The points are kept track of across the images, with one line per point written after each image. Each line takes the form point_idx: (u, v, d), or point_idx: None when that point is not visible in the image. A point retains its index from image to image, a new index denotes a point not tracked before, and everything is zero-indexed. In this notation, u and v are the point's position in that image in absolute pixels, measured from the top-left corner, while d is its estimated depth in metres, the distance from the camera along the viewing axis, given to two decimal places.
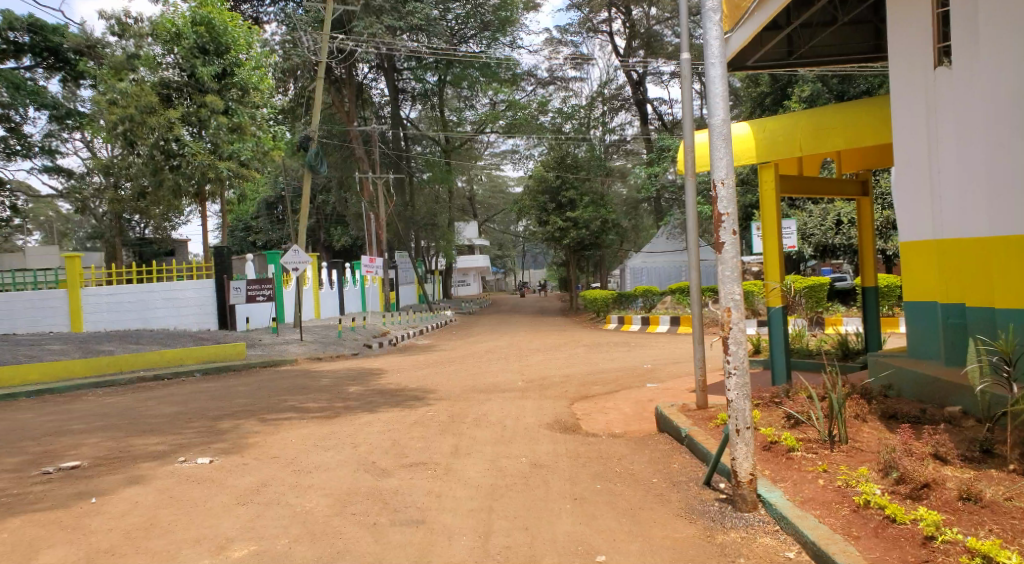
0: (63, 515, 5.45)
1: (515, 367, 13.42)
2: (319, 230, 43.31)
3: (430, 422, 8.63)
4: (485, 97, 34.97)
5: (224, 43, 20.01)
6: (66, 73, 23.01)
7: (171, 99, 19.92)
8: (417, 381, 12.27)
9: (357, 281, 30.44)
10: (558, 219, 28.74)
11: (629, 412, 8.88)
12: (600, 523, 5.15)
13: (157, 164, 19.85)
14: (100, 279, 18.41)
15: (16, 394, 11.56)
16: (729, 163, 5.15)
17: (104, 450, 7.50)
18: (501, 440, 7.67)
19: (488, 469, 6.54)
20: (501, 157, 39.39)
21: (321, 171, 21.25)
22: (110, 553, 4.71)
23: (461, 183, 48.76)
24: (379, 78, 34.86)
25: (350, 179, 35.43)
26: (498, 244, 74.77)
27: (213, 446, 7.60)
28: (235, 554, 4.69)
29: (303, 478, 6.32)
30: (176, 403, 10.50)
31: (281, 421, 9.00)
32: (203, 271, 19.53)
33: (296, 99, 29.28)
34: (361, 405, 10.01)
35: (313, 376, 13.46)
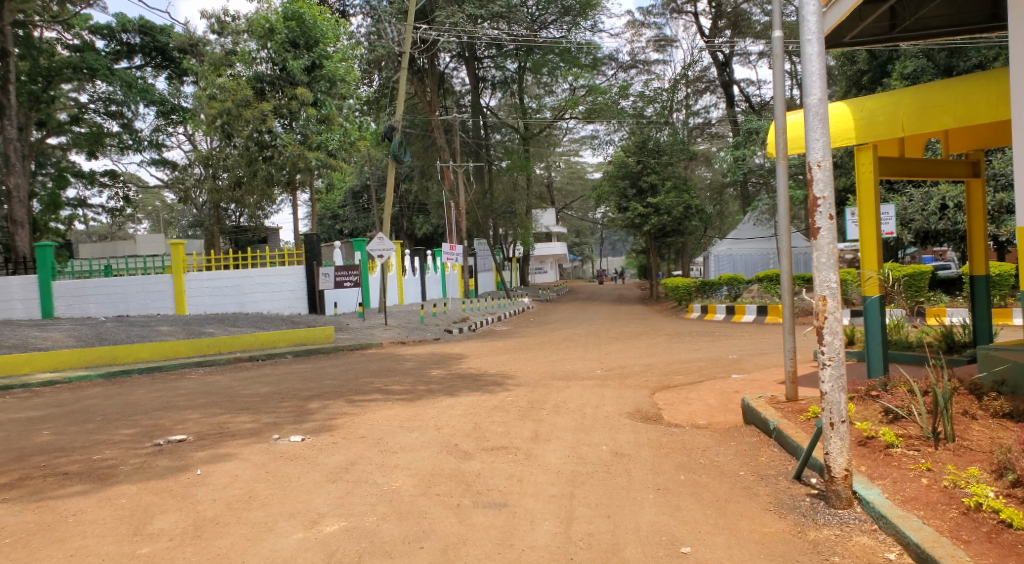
0: (172, 484, 5.75)
1: (595, 355, 13.32)
2: (403, 218, 44.25)
3: (510, 407, 8.68)
4: (565, 82, 34.83)
5: (314, 37, 20.63)
6: (172, 71, 24.24)
7: (264, 92, 20.67)
8: (497, 366, 12.34)
9: (438, 269, 30.77)
10: (639, 205, 28.36)
11: (714, 402, 8.66)
12: (685, 515, 5.05)
13: (251, 155, 20.74)
14: (200, 265, 19.28)
15: (130, 371, 12.31)
16: (826, 144, 4.92)
17: (206, 426, 7.88)
18: (581, 427, 7.63)
19: (568, 456, 6.52)
20: (580, 142, 39.11)
21: (405, 161, 21.59)
22: (215, 522, 4.95)
23: (540, 172, 48.60)
24: (460, 67, 35.22)
25: (431, 168, 35.91)
26: (576, 230, 74.56)
27: (305, 425, 7.87)
28: (327, 529, 4.84)
29: (389, 458, 6.47)
30: (270, 383, 10.93)
31: (367, 403, 9.24)
32: (293, 257, 20.22)
33: (380, 90, 29.84)
34: (443, 389, 10.14)
35: (397, 359, 13.77)
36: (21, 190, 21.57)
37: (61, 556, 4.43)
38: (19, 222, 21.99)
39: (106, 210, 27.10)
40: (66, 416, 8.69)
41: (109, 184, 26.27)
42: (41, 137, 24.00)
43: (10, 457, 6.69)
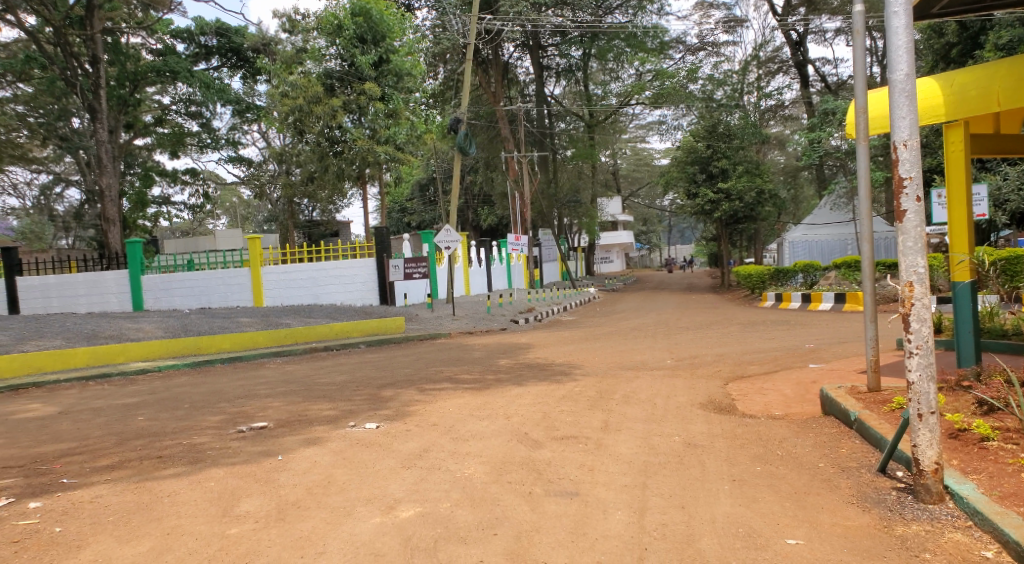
0: (257, 468, 5.98)
1: (665, 345, 13.14)
2: (468, 210, 44.62)
3: (579, 397, 8.66)
4: (631, 68, 34.26)
5: (381, 31, 20.92)
6: (246, 70, 25.00)
7: (334, 88, 21.14)
8: (565, 356, 12.31)
9: (503, 259, 30.78)
10: (709, 191, 27.77)
11: (791, 393, 8.42)
12: (762, 507, 4.93)
13: (323, 151, 21.33)
14: (276, 259, 19.87)
15: (213, 360, 12.82)
16: (913, 122, 4.70)
17: (286, 413, 8.15)
18: (653, 418, 7.55)
19: (640, 446, 6.46)
20: (647, 128, 38.50)
21: (471, 152, 21.69)
22: (297, 506, 5.12)
23: (606, 160, 48.05)
24: (524, 56, 35.21)
25: (496, 158, 36.05)
26: (643, 218, 73.52)
27: (380, 413, 8.03)
28: (403, 514, 4.94)
29: (461, 445, 6.55)
30: (345, 372, 11.22)
31: (437, 391, 9.37)
32: (365, 251, 20.61)
33: (446, 83, 30.15)
34: (512, 379, 10.19)
35: (466, 348, 13.92)
36: (113, 190, 22.76)
37: (159, 535, 4.67)
38: (110, 220, 23.23)
39: (187, 207, 28.28)
40: (158, 403, 9.12)
41: (190, 182, 27.41)
42: (130, 138, 25.25)
43: (109, 441, 7.07)
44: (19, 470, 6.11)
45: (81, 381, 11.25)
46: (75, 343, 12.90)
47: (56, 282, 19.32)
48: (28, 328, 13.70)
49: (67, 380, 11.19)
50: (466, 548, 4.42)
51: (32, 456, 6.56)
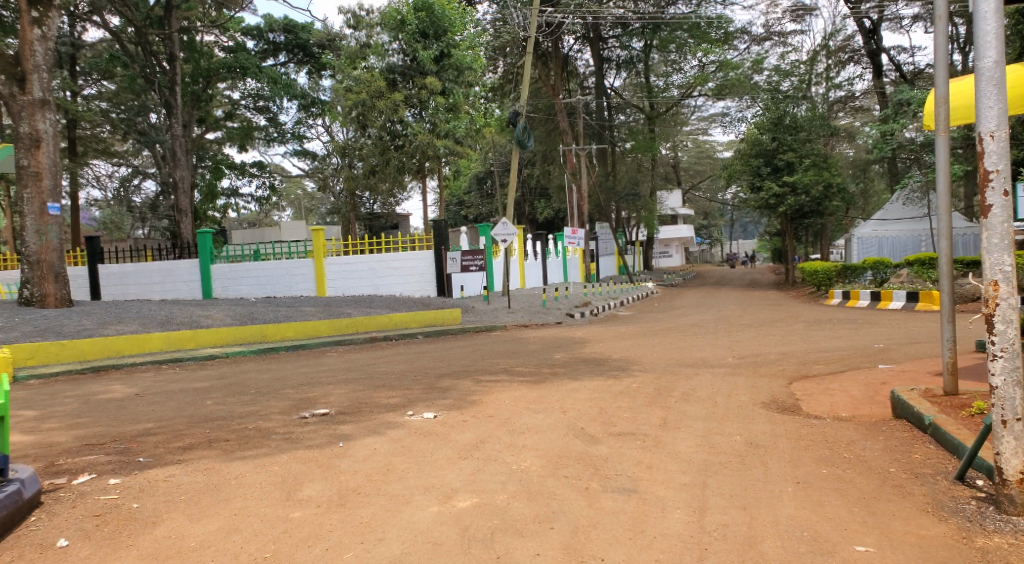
0: (318, 454, 6.09)
1: (726, 342, 12.84)
2: (525, 203, 44.70)
3: (637, 394, 8.53)
4: (694, 60, 33.60)
5: (442, 26, 21.05)
6: (312, 66, 25.45)
7: (396, 83, 21.41)
8: (622, 351, 12.18)
9: (559, 253, 30.60)
10: (774, 184, 27.21)
11: (859, 394, 8.11)
12: (829, 510, 4.76)
13: (384, 144, 21.68)
14: (339, 250, 20.25)
15: (278, 347, 13.14)
16: (1001, 112, 4.45)
17: (347, 401, 8.29)
18: (713, 416, 7.39)
19: (700, 445, 6.33)
20: (709, 120, 37.71)
21: (529, 146, 21.58)
22: (358, 492, 5.20)
23: (666, 152, 47.29)
24: (585, 49, 35.04)
25: (554, 152, 36.00)
26: (704, 212, 72.09)
27: (438, 403, 8.09)
28: (461, 504, 4.95)
29: (517, 438, 6.54)
30: (403, 362, 11.34)
31: (494, 383, 9.39)
32: (423, 243, 20.80)
33: (505, 76, 30.27)
34: (569, 373, 10.13)
35: (522, 341, 13.91)
36: (186, 182, 23.55)
37: (226, 515, 4.80)
38: (183, 211, 24.06)
39: (254, 199, 29.07)
40: (225, 388, 9.41)
41: (257, 174, 28.22)
42: (202, 132, 26.16)
43: (181, 423, 7.32)
44: (98, 448, 6.37)
45: (155, 365, 11.68)
46: (150, 329, 13.40)
47: (134, 270, 20.05)
48: (108, 313, 14.29)
49: (143, 363, 11.63)
50: (523, 540, 4.41)
51: (110, 435, 6.83)
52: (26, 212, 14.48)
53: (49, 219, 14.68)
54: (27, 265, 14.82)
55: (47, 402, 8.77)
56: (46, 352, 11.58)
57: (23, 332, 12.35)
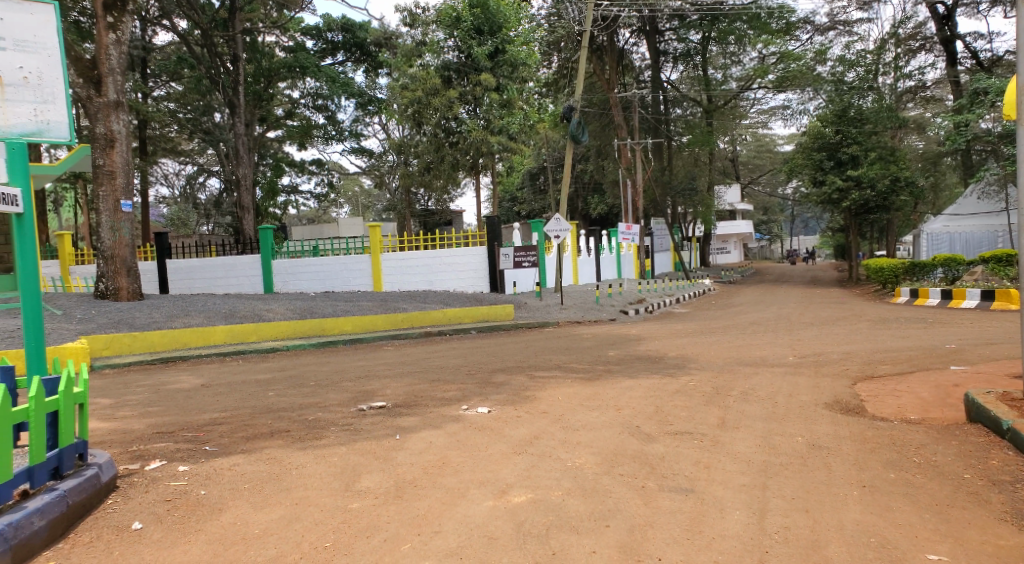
0: (376, 447, 6.17)
1: (786, 341, 12.52)
2: (579, 198, 44.50)
3: (694, 392, 8.39)
4: (754, 51, 32.86)
5: (497, 22, 21.05)
6: (369, 64, 25.75)
7: (451, 80, 21.48)
8: (678, 349, 12.00)
9: (613, 249, 30.22)
10: (837, 178, 26.55)
11: (929, 396, 7.81)
12: (897, 516, 4.60)
13: (439, 142, 21.92)
14: (394, 246, 20.54)
15: (336, 341, 13.39)
16: None
17: (404, 394, 8.39)
18: (774, 416, 7.22)
19: (760, 445, 6.19)
20: (769, 113, 36.79)
21: (583, 140, 21.39)
22: (415, 485, 5.25)
23: (724, 146, 46.40)
24: (641, 42, 34.66)
25: (608, 147, 35.74)
26: (763, 206, 70.40)
27: (493, 398, 8.11)
28: (516, 499, 4.95)
29: (572, 435, 6.50)
30: (457, 357, 11.40)
31: (548, 379, 9.37)
32: (476, 239, 20.63)
33: (559, 71, 30.11)
34: (624, 370, 10.03)
35: (576, 338, 13.85)
36: (248, 179, 24.15)
37: (288, 504, 4.91)
38: (246, 207, 24.71)
39: (314, 196, 29.69)
40: (286, 380, 9.64)
41: (316, 171, 28.79)
42: (263, 131, 26.84)
43: (245, 414, 7.53)
44: (167, 436, 6.60)
45: (219, 357, 12.05)
46: (215, 322, 13.82)
47: (199, 265, 20.65)
48: (176, 306, 14.80)
49: (208, 355, 12.01)
50: (579, 538, 4.38)
51: (179, 424, 7.07)
52: (101, 210, 15.07)
53: (122, 216, 15.26)
54: (103, 260, 15.48)
55: (121, 391, 9.14)
56: (119, 343, 12.06)
57: (98, 324, 12.89)
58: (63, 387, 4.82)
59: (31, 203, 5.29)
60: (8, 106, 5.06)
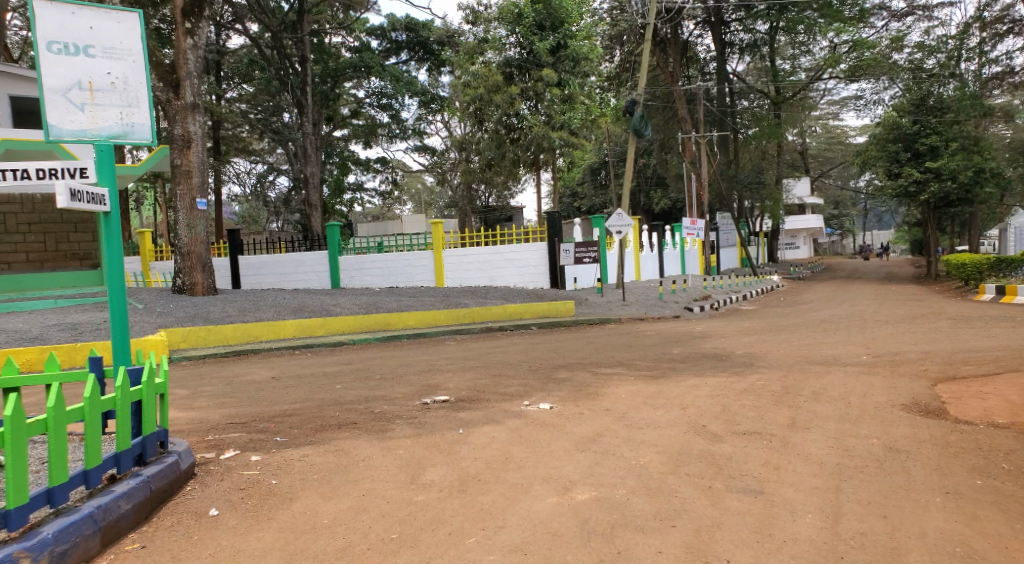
0: (439, 440, 6.23)
1: (859, 339, 12.07)
2: (641, 193, 43.96)
3: (762, 391, 8.17)
4: (824, 40, 31.82)
5: (559, 18, 20.95)
6: (431, 63, 26.09)
7: (513, 76, 21.51)
8: (745, 347, 11.71)
9: (677, 245, 29.68)
10: (914, 170, 25.50)
11: (1017, 400, 7.41)
12: (984, 526, 4.39)
13: (500, 138, 22.03)
14: (456, 242, 20.71)
15: (399, 336, 13.57)
16: None
17: (466, 389, 8.43)
18: (847, 417, 6.97)
19: (833, 447, 5.98)
20: (841, 104, 35.57)
21: (646, 134, 21.10)
22: (478, 479, 5.27)
23: (793, 138, 45.06)
24: (705, 33, 34.05)
25: (672, 141, 35.18)
26: (835, 201, 68.00)
27: (555, 394, 8.08)
28: (580, 496, 4.92)
29: (636, 433, 6.42)
30: (519, 352, 11.41)
31: (610, 376, 9.27)
32: (537, 235, 20.71)
33: (622, 65, 29.79)
34: (689, 368, 9.86)
35: (639, 335, 13.67)
36: (315, 177, 24.78)
37: (356, 495, 5.01)
38: (313, 205, 25.33)
39: (378, 193, 30.23)
40: (353, 373, 9.83)
41: (381, 170, 29.28)
42: (329, 130, 27.56)
43: (313, 406, 7.71)
44: (240, 426, 6.81)
45: (288, 350, 12.37)
46: (284, 316, 14.21)
47: (269, 261, 21.14)
48: (248, 301, 15.27)
49: (278, 348, 12.35)
50: (644, 537, 4.32)
51: (251, 415, 7.29)
52: (178, 208, 15.65)
53: (198, 214, 15.81)
54: (180, 256, 16.13)
55: (197, 382, 9.48)
56: (195, 336, 12.51)
57: (176, 317, 13.40)
58: (146, 377, 5.02)
59: (117, 202, 5.53)
60: (98, 109, 5.30)
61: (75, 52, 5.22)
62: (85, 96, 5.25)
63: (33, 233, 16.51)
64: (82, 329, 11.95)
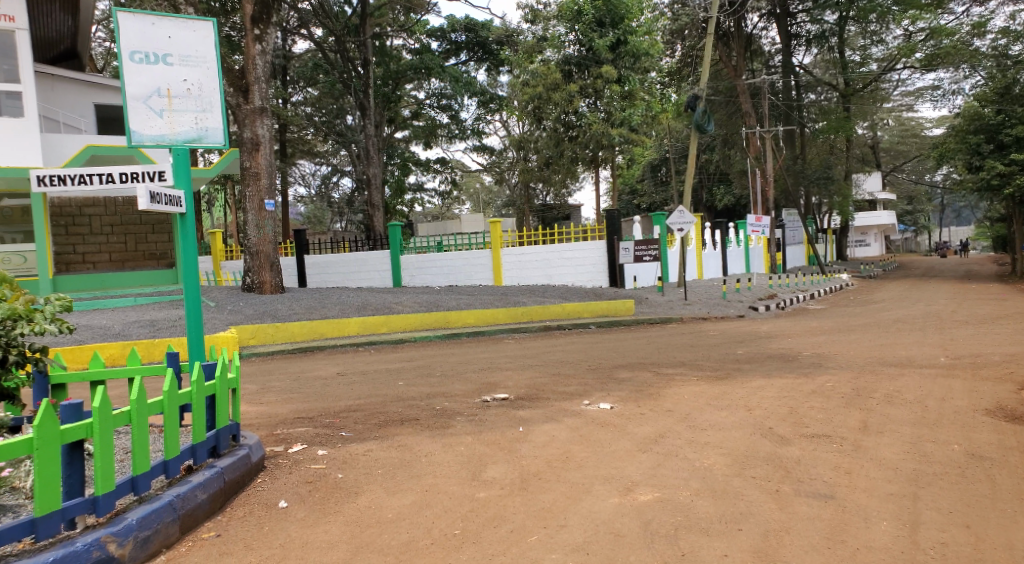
0: (500, 438, 6.26)
1: (937, 340, 11.57)
2: (702, 190, 43.21)
3: (832, 393, 7.93)
4: (898, 29, 30.63)
5: (620, 14, 20.71)
6: (490, 63, 26.21)
7: (572, 74, 21.44)
8: (813, 348, 11.39)
9: (741, 242, 29.06)
10: (997, 163, 24.34)
11: None
12: None
13: (559, 136, 22.02)
14: (514, 241, 20.76)
15: (458, 334, 13.68)
16: None
17: (527, 387, 8.44)
18: (923, 421, 6.70)
19: (908, 452, 5.76)
20: (915, 94, 34.18)
21: (709, 130, 20.71)
22: (540, 477, 5.28)
23: (863, 131, 43.53)
24: (770, 26, 33.24)
25: (735, 136, 34.46)
26: (908, 196, 65.34)
27: (616, 394, 8.02)
28: (642, 497, 4.87)
29: (699, 434, 6.32)
30: (578, 351, 11.36)
31: (672, 376, 9.14)
32: (595, 233, 20.59)
33: (683, 60, 29.30)
34: (754, 369, 9.64)
35: (701, 335, 13.44)
36: (378, 178, 25.16)
37: (419, 490, 5.08)
38: (376, 205, 25.73)
39: (438, 193, 30.55)
40: (415, 370, 9.97)
41: (440, 170, 29.60)
42: (391, 132, 27.97)
43: (377, 402, 7.85)
44: (307, 420, 7.00)
45: (353, 347, 12.63)
46: (348, 314, 14.51)
47: (333, 261, 21.59)
48: (313, 299, 15.64)
49: (343, 345, 12.62)
50: (709, 540, 4.25)
51: (317, 410, 7.48)
52: (248, 209, 16.16)
53: (266, 215, 16.29)
54: (250, 255, 16.66)
55: (266, 378, 9.78)
56: (264, 333, 12.89)
57: (246, 315, 13.86)
58: (219, 372, 5.20)
59: (192, 204, 5.73)
60: (175, 115, 5.52)
61: (155, 61, 5.45)
62: (163, 103, 5.47)
63: (115, 234, 17.27)
64: (159, 326, 12.47)
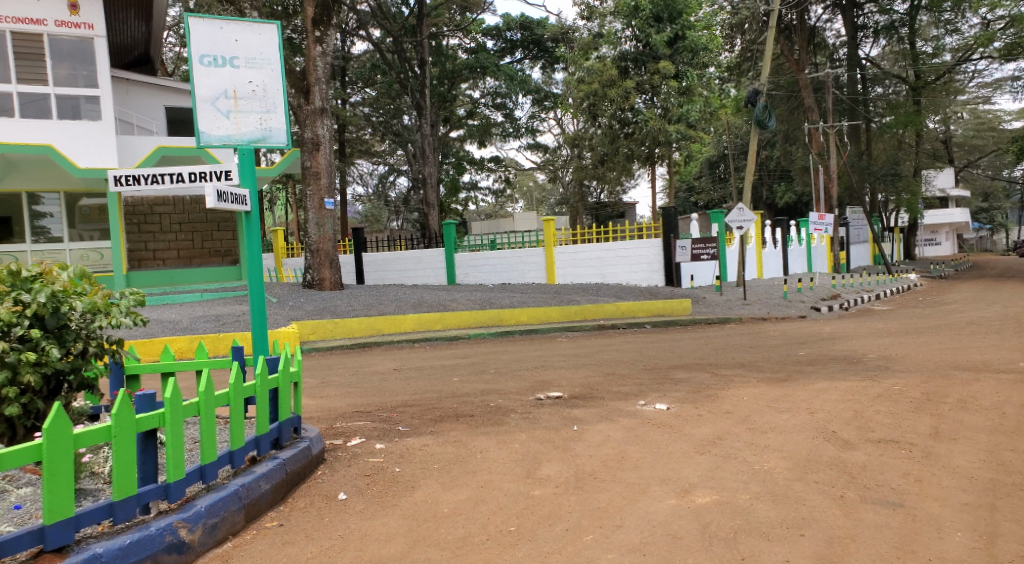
0: (555, 436, 6.25)
1: (1015, 344, 11.03)
2: (763, 186, 42.29)
3: (900, 397, 7.65)
4: (973, 18, 29.36)
5: (677, 9, 20.50)
6: (545, 60, 26.22)
7: (628, 70, 21.27)
8: (879, 350, 11.00)
9: (803, 241, 28.34)
10: None
11: None
12: None
13: (614, 133, 21.86)
14: (567, 239, 20.67)
15: (512, 331, 13.69)
16: None
17: (582, 385, 8.40)
18: (999, 429, 6.41)
19: (983, 461, 5.52)
20: (991, 86, 32.70)
21: (769, 125, 20.25)
22: (595, 477, 5.25)
23: (934, 126, 41.85)
24: (835, 18, 32.30)
25: (797, 132, 33.63)
26: (983, 192, 62.52)
27: (672, 394, 7.91)
28: (700, 499, 4.80)
29: (759, 437, 6.18)
30: (634, 351, 11.24)
31: (731, 377, 8.97)
32: (650, 231, 20.35)
33: (742, 54, 28.75)
34: (816, 371, 9.37)
35: (760, 335, 13.14)
36: (433, 177, 25.39)
37: (474, 486, 5.11)
38: (431, 203, 25.97)
39: (492, 192, 30.68)
40: (470, 367, 10.03)
41: (494, 168, 29.72)
42: (447, 131, 28.22)
43: (432, 397, 7.93)
44: (365, 415, 7.11)
45: (409, 343, 12.79)
46: (404, 310, 14.70)
47: (390, 258, 21.89)
48: (370, 296, 15.90)
49: (399, 341, 12.79)
50: (770, 544, 4.16)
51: (375, 405, 7.59)
52: (308, 207, 16.53)
53: (326, 213, 16.64)
54: (310, 253, 17.05)
55: (325, 372, 9.99)
56: (323, 329, 13.15)
57: (306, 311, 14.18)
58: (282, 366, 5.33)
59: (257, 203, 5.89)
60: (241, 117, 5.68)
61: (223, 64, 5.62)
62: (230, 104, 5.64)
63: (183, 232, 17.94)
64: (224, 321, 12.88)
